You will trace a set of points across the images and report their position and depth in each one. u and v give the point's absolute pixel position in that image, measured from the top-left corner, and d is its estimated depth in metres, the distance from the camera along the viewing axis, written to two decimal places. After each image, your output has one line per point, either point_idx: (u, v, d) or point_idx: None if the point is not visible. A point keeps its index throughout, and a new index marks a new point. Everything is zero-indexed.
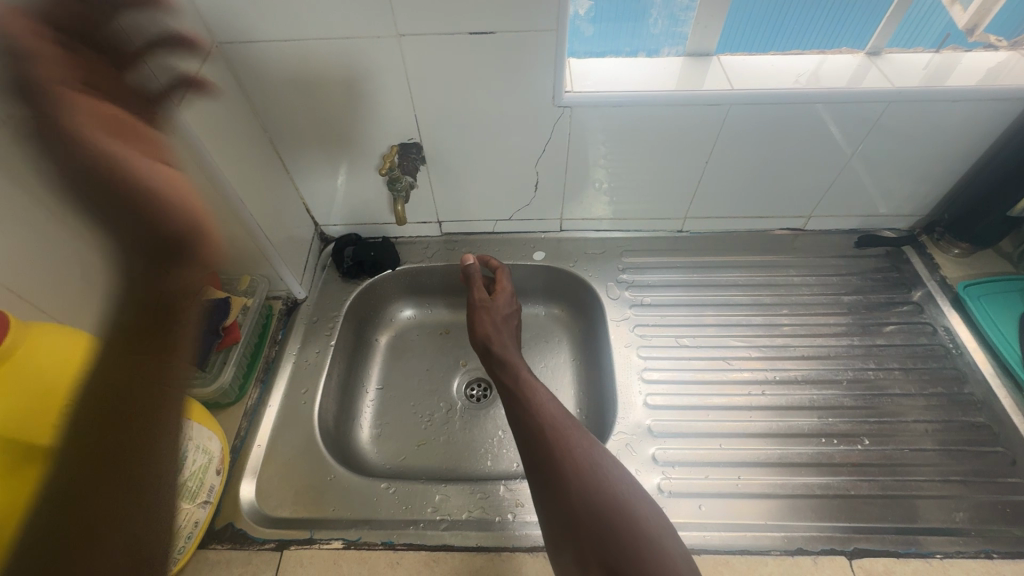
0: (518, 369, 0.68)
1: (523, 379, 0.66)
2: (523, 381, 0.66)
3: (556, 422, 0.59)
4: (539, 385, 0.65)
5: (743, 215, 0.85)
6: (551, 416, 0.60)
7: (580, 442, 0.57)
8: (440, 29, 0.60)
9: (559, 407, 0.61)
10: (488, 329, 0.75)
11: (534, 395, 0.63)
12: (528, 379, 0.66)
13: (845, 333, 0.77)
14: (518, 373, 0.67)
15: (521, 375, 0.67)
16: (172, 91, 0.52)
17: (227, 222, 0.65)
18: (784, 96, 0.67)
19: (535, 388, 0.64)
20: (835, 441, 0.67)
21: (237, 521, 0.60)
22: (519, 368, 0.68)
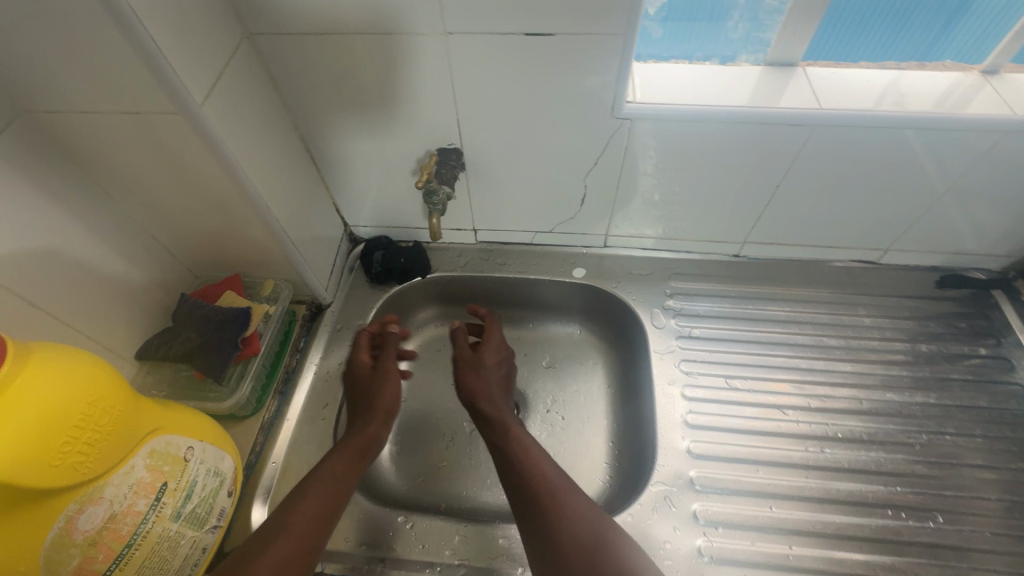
0: (494, 411, 0.63)
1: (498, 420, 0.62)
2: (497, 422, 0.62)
3: (535, 465, 0.56)
4: (513, 423, 0.62)
5: (811, 243, 0.76)
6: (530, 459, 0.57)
7: (559, 484, 0.55)
8: (494, 28, 0.53)
9: (550, 465, 0.57)
10: (463, 376, 0.68)
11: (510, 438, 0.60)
12: (502, 419, 0.62)
13: (919, 387, 0.69)
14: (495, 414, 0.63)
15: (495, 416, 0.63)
16: (197, 89, 0.47)
17: (252, 226, 0.61)
18: (879, 120, 0.58)
19: (510, 431, 0.60)
20: (903, 515, 0.59)
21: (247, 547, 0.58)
22: (495, 407, 0.64)
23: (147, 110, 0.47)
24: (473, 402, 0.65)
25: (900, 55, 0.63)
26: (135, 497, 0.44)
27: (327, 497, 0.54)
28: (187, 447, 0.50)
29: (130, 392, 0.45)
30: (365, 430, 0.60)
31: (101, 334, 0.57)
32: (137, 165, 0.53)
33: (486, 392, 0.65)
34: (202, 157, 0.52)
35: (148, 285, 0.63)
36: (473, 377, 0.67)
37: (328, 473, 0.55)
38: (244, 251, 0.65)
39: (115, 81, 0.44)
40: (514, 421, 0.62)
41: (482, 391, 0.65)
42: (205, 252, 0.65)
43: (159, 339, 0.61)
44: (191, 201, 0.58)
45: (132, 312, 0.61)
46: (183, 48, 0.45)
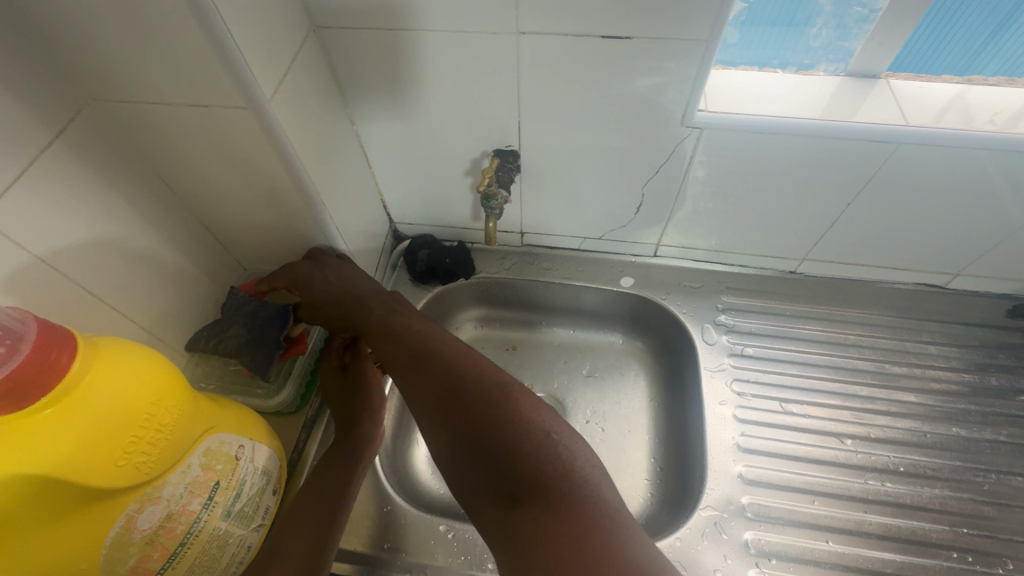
0: (426, 350, 0.53)
1: (431, 357, 0.52)
2: (429, 360, 0.52)
3: (484, 402, 0.47)
4: (453, 355, 0.52)
5: (876, 264, 0.73)
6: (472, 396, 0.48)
7: (511, 421, 0.46)
8: (568, 30, 0.51)
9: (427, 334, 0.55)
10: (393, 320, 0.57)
11: (448, 376, 0.50)
12: (441, 352, 0.52)
13: (989, 423, 0.65)
14: (429, 351, 0.52)
15: (427, 353, 0.52)
16: (266, 84, 0.46)
17: (306, 223, 0.60)
18: (972, 140, 0.55)
19: (448, 366, 0.51)
20: (969, 559, 0.56)
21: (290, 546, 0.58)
22: (425, 348, 0.53)
23: (217, 105, 0.46)
24: (407, 352, 0.53)
25: (929, 67, 0.60)
26: (190, 496, 0.44)
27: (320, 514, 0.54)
28: (239, 446, 0.50)
29: (189, 389, 0.44)
30: (360, 431, 0.62)
31: (155, 325, 0.57)
32: (200, 159, 0.53)
33: (418, 333, 0.55)
34: (266, 153, 0.51)
35: (199, 276, 0.63)
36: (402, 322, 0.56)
37: (337, 470, 0.58)
38: (294, 246, 0.65)
39: (190, 75, 0.44)
40: (456, 352, 0.52)
41: (413, 331, 0.55)
42: (257, 246, 0.65)
43: (209, 332, 0.61)
44: (248, 196, 0.57)
45: (185, 304, 0.61)
46: (256, 42, 0.44)
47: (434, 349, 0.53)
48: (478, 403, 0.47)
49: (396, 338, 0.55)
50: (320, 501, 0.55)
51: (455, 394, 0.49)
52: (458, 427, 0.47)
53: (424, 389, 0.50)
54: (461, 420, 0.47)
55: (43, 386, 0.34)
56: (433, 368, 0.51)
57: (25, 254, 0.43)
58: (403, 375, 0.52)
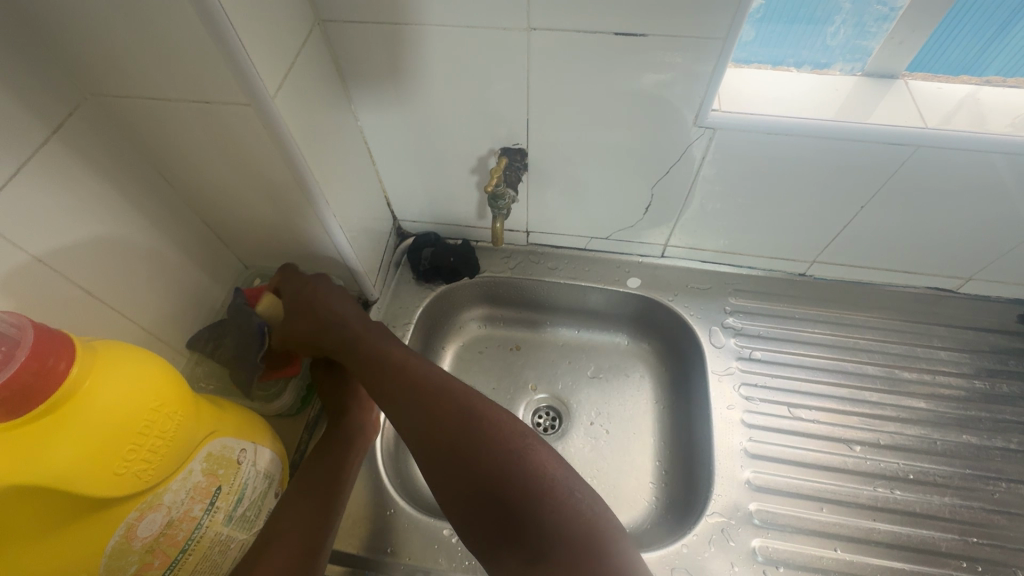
0: (430, 391, 0.49)
1: (435, 400, 0.48)
2: (433, 403, 0.48)
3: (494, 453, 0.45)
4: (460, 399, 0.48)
5: (886, 267, 0.72)
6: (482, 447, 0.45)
7: (523, 475, 0.44)
8: (582, 27, 0.50)
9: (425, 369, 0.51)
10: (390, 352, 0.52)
11: (455, 422, 0.47)
12: (448, 394, 0.49)
13: (1000, 430, 0.65)
14: (433, 393, 0.49)
15: (431, 395, 0.49)
16: (270, 80, 0.45)
17: (309, 221, 0.59)
18: (992, 144, 0.53)
19: (455, 412, 0.47)
20: (979, 569, 0.56)
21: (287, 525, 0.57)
22: (428, 389, 0.49)
23: (219, 102, 0.45)
24: (406, 391, 0.49)
25: (938, 68, 0.59)
26: (192, 502, 0.43)
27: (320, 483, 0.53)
28: (240, 450, 0.49)
29: (189, 393, 0.43)
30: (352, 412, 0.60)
31: (155, 325, 0.56)
32: (202, 156, 0.51)
33: (420, 369, 0.51)
34: (270, 150, 0.49)
35: (199, 274, 0.62)
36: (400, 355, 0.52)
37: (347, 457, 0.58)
38: (296, 244, 0.63)
39: (193, 71, 0.42)
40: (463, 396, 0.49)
41: (415, 367, 0.51)
42: (259, 244, 0.64)
43: (210, 332, 0.60)
44: (251, 193, 0.56)
45: (187, 303, 0.60)
46: (260, 37, 0.43)
47: (439, 391, 0.49)
48: (488, 455, 0.45)
49: (395, 374, 0.51)
50: (309, 504, 0.51)
51: (462, 442, 0.46)
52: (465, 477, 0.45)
53: (425, 433, 0.47)
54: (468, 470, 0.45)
55: (42, 393, 0.33)
56: (437, 412, 0.47)
57: (24, 255, 0.42)
58: (400, 415, 0.49)
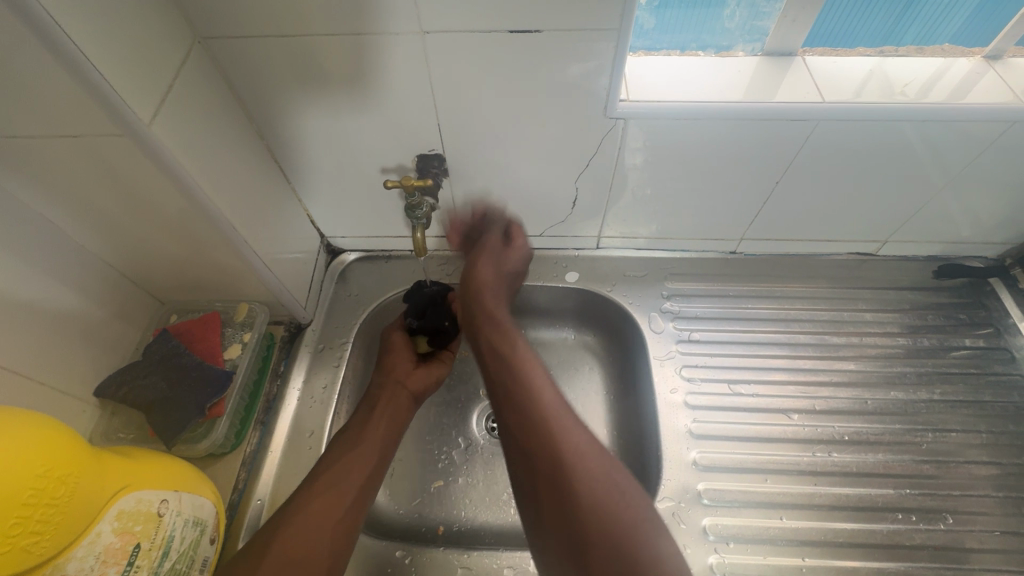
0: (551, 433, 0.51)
1: (551, 450, 0.50)
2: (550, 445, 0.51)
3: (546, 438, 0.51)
4: (579, 451, 0.50)
5: (808, 238, 0.74)
6: (551, 438, 0.51)
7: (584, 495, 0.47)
8: (473, 27, 0.49)
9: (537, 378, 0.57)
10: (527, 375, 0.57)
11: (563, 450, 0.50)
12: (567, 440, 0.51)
13: (923, 383, 0.68)
14: (554, 439, 0.51)
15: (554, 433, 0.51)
16: (141, 107, 0.42)
17: (217, 249, 0.56)
18: (885, 112, 0.55)
19: (565, 461, 0.49)
20: (914, 519, 0.59)
21: (237, 543, 0.57)
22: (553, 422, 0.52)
23: (88, 134, 0.42)
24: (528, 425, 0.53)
25: (857, 41, 0.61)
26: (104, 567, 0.40)
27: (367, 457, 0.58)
28: (161, 502, 0.46)
29: (86, 450, 0.40)
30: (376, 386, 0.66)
31: (59, 379, 0.52)
32: (87, 194, 0.48)
33: (547, 399, 0.54)
34: (157, 181, 0.47)
35: (105, 318, 0.58)
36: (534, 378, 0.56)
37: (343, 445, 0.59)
38: (209, 273, 0.60)
39: (50, 105, 0.39)
40: (585, 448, 0.51)
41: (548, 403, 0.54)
42: (170, 276, 0.61)
43: (123, 375, 0.56)
44: (150, 227, 0.53)
45: (95, 350, 0.56)
46: (120, 61, 0.40)
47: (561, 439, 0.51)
48: (587, 480, 0.48)
49: (524, 407, 0.54)
50: (255, 549, 0.49)
51: (533, 430, 0.52)
52: (531, 432, 0.52)
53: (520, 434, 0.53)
54: (562, 465, 0.49)
55: None
56: (553, 466, 0.49)
57: None
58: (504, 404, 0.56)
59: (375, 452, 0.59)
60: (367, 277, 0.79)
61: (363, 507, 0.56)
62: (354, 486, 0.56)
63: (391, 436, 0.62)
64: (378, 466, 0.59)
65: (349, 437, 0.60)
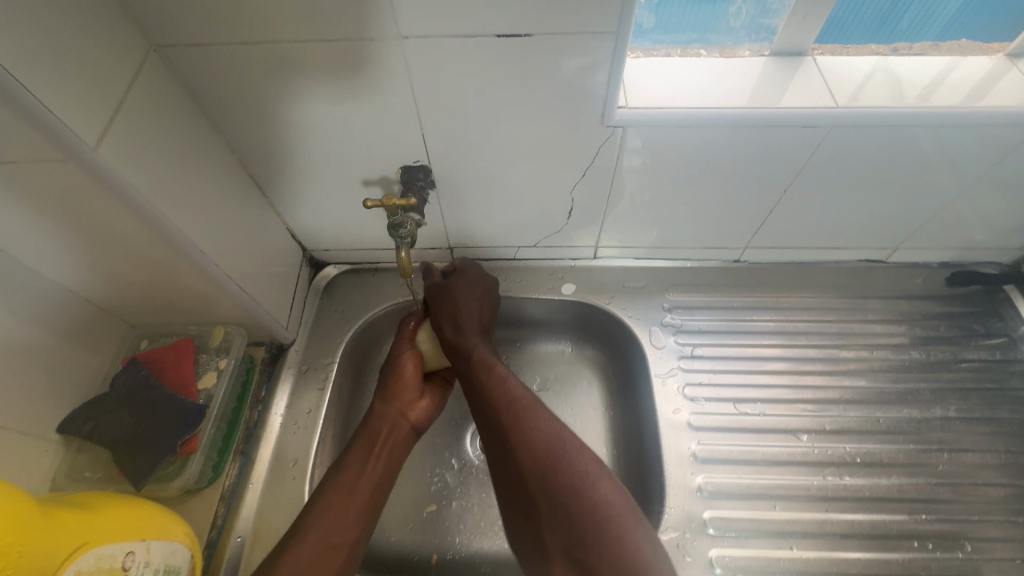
0: (558, 468, 0.53)
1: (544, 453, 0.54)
2: (553, 481, 0.53)
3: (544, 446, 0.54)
4: (583, 478, 0.52)
5: (815, 246, 0.70)
6: (538, 441, 0.55)
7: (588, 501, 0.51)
8: (455, 30, 0.45)
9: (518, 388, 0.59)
10: (517, 407, 0.58)
11: (569, 487, 0.52)
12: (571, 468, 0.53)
13: (937, 399, 0.65)
14: (555, 468, 0.53)
15: (552, 472, 0.53)
16: (85, 128, 0.38)
17: (185, 273, 0.52)
18: (903, 117, 0.52)
19: (572, 494, 0.51)
20: (930, 546, 0.57)
21: None
22: (554, 453, 0.54)
23: (27, 160, 0.37)
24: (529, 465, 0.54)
25: (848, 37, 0.57)
26: None
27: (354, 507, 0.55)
28: (126, 554, 0.43)
29: (33, 510, 0.37)
30: (375, 415, 0.62)
31: (20, 420, 0.49)
32: (39, 224, 0.44)
33: (543, 429, 0.55)
34: (111, 206, 0.43)
35: (71, 348, 0.54)
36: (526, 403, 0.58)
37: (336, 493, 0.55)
38: (180, 297, 0.56)
39: None
40: (591, 477, 0.52)
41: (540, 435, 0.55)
42: (140, 302, 0.57)
43: (88, 411, 0.52)
44: (112, 254, 0.49)
45: (61, 386, 0.53)
46: (59, 78, 0.36)
47: (567, 478, 0.52)
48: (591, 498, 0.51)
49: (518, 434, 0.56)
50: None
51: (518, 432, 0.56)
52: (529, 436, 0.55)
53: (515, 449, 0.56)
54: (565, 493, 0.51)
55: None
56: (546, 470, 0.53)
57: None
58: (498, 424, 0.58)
59: (367, 501, 0.56)
60: (354, 292, 0.75)
61: (352, 563, 0.55)
62: (346, 541, 0.54)
63: (385, 480, 0.59)
64: (370, 516, 0.57)
65: (338, 484, 0.56)
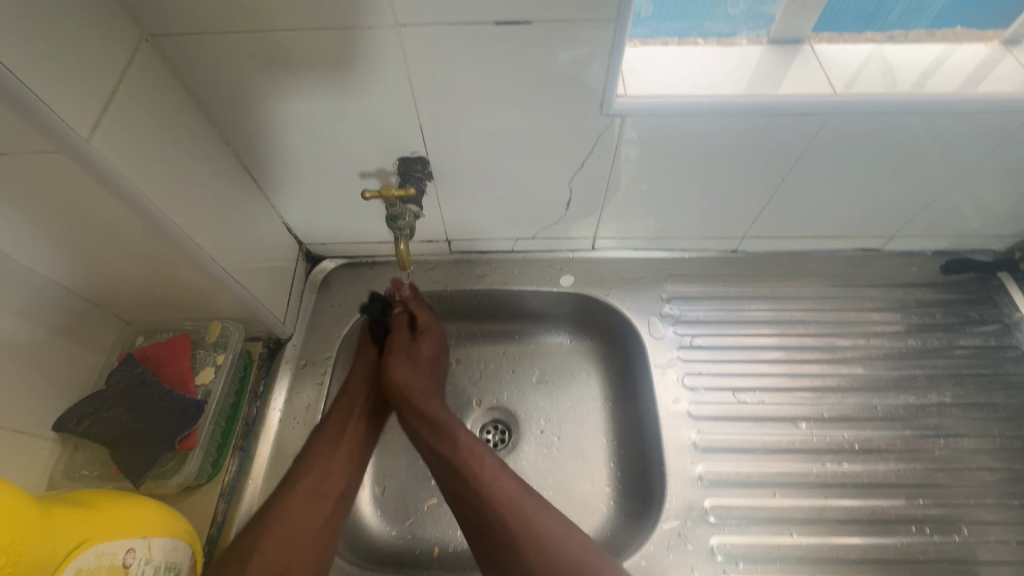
0: (504, 515, 0.55)
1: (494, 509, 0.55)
2: (503, 533, 0.55)
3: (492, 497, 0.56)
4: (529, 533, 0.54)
5: (812, 236, 0.71)
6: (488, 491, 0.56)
7: (536, 544, 0.54)
8: (453, 19, 0.44)
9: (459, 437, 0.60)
10: (469, 466, 0.58)
11: (523, 536, 0.54)
12: (525, 523, 0.55)
13: (933, 386, 0.66)
14: (504, 505, 0.55)
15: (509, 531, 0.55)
16: (78, 119, 0.37)
17: (181, 268, 0.52)
18: (900, 105, 0.52)
19: (522, 536, 0.54)
20: (928, 530, 0.58)
21: None
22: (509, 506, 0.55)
23: (18, 151, 0.37)
24: (480, 511, 0.56)
25: (843, 27, 0.57)
26: None
27: (340, 465, 0.59)
28: (127, 551, 0.42)
29: (33, 507, 0.36)
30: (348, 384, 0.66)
31: (16, 418, 0.48)
32: (31, 219, 0.43)
33: (504, 493, 0.56)
34: (105, 199, 0.42)
35: (65, 344, 0.53)
36: (484, 466, 0.58)
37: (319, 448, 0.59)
38: (176, 291, 0.56)
39: None
40: (542, 519, 0.55)
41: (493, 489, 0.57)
42: (135, 297, 0.56)
43: (84, 408, 0.52)
44: (106, 249, 0.48)
45: (56, 383, 0.52)
46: (49, 66, 0.35)
47: (519, 524, 0.55)
48: (544, 536, 0.54)
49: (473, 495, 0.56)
50: None
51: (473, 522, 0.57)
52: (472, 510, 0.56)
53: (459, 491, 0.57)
54: (511, 537, 0.54)
55: None
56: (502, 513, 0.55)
57: None
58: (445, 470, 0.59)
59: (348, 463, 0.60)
60: (351, 286, 0.74)
61: (340, 513, 0.58)
62: (332, 493, 0.58)
63: (362, 445, 0.62)
64: (353, 471, 0.61)
65: (321, 440, 0.60)
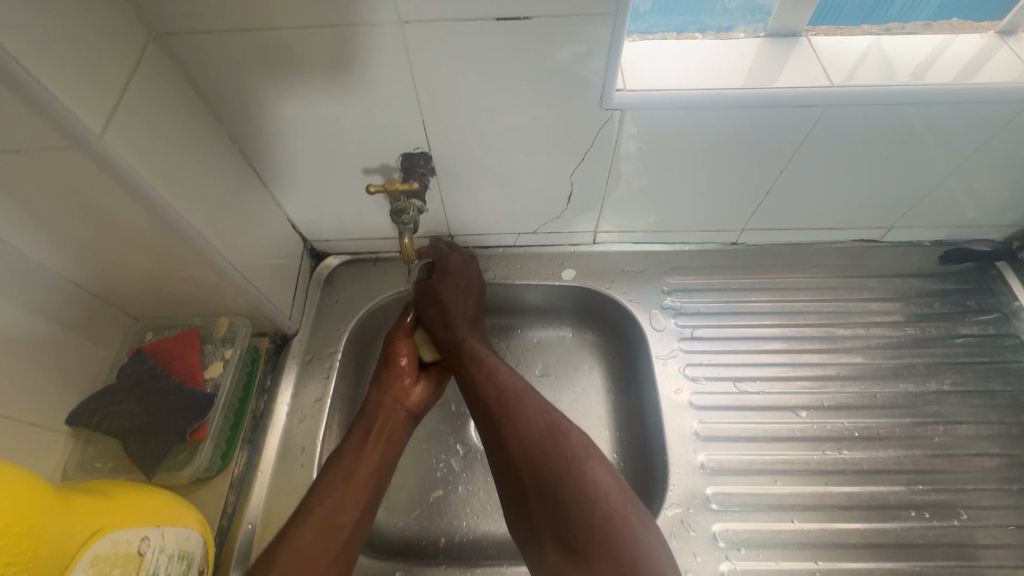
0: (516, 422, 0.58)
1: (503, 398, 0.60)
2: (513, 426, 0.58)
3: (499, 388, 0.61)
4: (552, 440, 0.56)
5: (811, 227, 0.71)
6: (502, 381, 0.62)
7: (540, 443, 0.56)
8: (455, 15, 0.45)
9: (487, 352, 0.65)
10: (484, 365, 0.64)
11: (528, 421, 0.58)
12: (521, 416, 0.58)
13: (932, 374, 0.66)
14: (513, 401, 0.60)
15: (541, 462, 0.55)
16: (91, 117, 0.38)
17: (190, 263, 0.53)
18: (895, 95, 0.52)
19: (527, 430, 0.57)
20: (927, 515, 0.58)
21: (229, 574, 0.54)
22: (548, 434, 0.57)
23: (34, 148, 0.38)
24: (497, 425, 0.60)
25: (841, 18, 0.57)
26: None
27: (360, 493, 0.57)
28: (142, 539, 0.43)
29: (53, 494, 0.37)
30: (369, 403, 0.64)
31: (32, 411, 0.49)
32: (45, 216, 0.44)
33: (506, 388, 0.61)
34: (117, 195, 0.43)
35: (78, 340, 0.54)
36: (490, 365, 0.64)
37: (338, 475, 0.57)
38: (184, 287, 0.57)
39: None
40: (540, 408, 0.59)
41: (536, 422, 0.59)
42: (144, 293, 0.57)
43: (96, 402, 0.53)
44: (117, 245, 0.49)
45: (69, 378, 0.53)
46: (65, 66, 0.36)
47: (517, 403, 0.59)
48: (541, 425, 0.57)
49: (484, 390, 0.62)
50: None
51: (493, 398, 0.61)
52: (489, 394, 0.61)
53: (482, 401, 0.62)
54: (540, 477, 0.55)
55: None
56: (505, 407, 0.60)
57: None
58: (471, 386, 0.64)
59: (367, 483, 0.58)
60: (355, 282, 0.75)
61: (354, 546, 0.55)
62: (347, 524, 0.55)
63: (383, 465, 0.60)
64: (371, 498, 0.58)
65: (340, 466, 0.58)
